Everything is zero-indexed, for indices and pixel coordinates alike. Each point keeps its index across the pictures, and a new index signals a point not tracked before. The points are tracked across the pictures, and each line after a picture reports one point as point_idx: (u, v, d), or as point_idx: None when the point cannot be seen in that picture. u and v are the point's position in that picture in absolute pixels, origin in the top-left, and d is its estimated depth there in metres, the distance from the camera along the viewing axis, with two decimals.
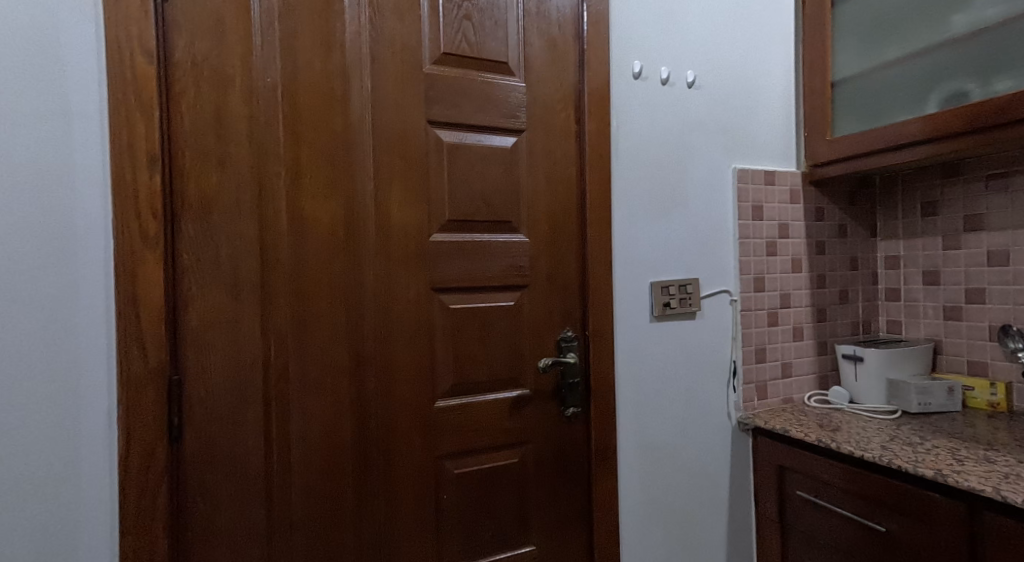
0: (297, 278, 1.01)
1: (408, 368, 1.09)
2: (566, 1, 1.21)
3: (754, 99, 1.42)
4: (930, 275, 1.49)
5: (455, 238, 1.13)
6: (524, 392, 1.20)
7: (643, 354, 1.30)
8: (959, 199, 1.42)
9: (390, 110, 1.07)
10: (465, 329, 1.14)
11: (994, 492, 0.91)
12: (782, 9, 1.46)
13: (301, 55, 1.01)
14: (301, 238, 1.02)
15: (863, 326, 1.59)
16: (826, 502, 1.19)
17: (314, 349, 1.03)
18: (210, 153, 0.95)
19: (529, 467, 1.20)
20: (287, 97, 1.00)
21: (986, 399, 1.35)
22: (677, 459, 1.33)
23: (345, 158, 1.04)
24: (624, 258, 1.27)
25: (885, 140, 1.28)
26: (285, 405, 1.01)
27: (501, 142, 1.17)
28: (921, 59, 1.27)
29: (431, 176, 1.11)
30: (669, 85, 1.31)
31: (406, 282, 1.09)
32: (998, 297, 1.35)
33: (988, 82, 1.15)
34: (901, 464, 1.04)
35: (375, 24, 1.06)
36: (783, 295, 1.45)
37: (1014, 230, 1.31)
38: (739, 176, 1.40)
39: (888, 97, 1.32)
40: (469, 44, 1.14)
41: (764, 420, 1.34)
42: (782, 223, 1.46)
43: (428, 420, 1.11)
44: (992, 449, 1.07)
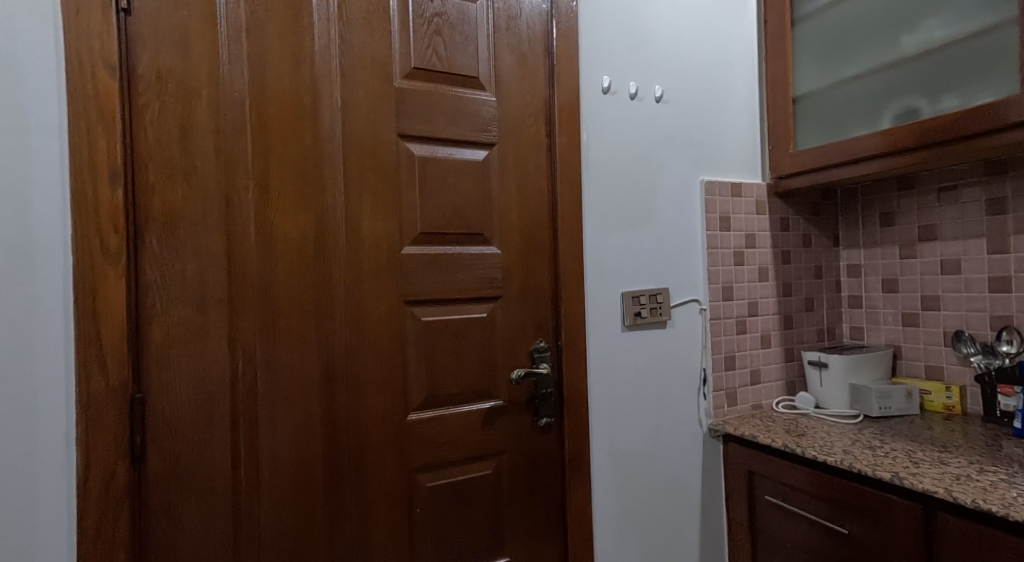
0: (266, 292, 1.00)
1: (380, 381, 1.09)
2: (535, 17, 1.23)
3: (720, 114, 1.47)
4: (888, 283, 1.55)
5: (427, 251, 1.13)
6: (497, 403, 1.20)
7: (616, 363, 1.31)
8: (914, 210, 1.48)
9: (361, 124, 1.07)
10: (438, 341, 1.14)
11: (946, 493, 0.94)
12: (745, 26, 1.51)
13: (270, 68, 1.01)
14: (270, 252, 1.01)
15: (828, 332, 1.64)
16: (793, 507, 1.22)
17: (284, 363, 1.02)
18: (175, 167, 0.94)
19: (503, 478, 1.20)
20: (255, 110, 1.00)
21: (942, 402, 1.40)
22: (650, 467, 1.35)
23: (315, 171, 1.04)
24: (596, 269, 1.29)
25: (843, 154, 1.33)
26: (254, 421, 1.00)
27: (472, 156, 1.18)
28: (875, 78, 1.32)
29: (402, 188, 1.11)
30: (637, 100, 1.35)
31: (378, 295, 1.09)
32: (952, 303, 1.41)
33: (936, 100, 1.21)
34: (861, 467, 1.07)
35: (345, 39, 1.06)
36: (750, 303, 1.49)
37: (965, 240, 1.38)
38: (706, 188, 1.44)
39: (846, 113, 1.37)
40: (440, 59, 1.15)
41: (734, 426, 1.37)
42: (749, 233, 1.50)
43: (401, 433, 1.11)
44: (946, 452, 1.12)
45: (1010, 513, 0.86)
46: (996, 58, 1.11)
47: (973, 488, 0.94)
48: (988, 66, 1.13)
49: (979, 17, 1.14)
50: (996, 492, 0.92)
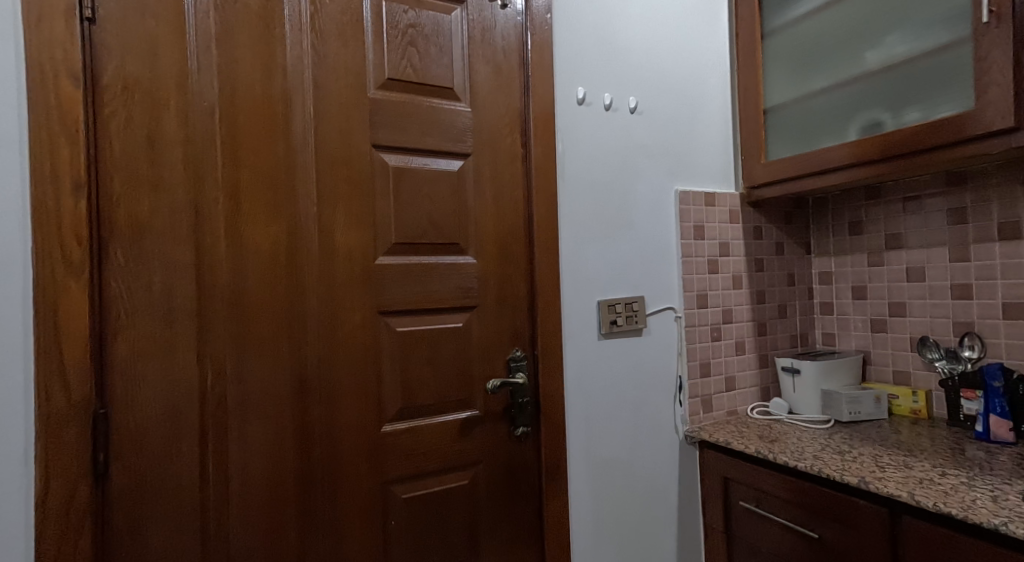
0: (237, 304, 0.99)
1: (354, 393, 1.08)
2: (510, 28, 1.24)
3: (693, 125, 1.49)
4: (858, 290, 1.58)
5: (403, 260, 1.13)
6: (474, 413, 1.20)
7: (592, 371, 1.32)
8: (881, 219, 1.52)
9: (334, 134, 1.07)
10: (414, 351, 1.14)
11: (909, 497, 0.97)
12: (716, 39, 1.54)
13: (240, 78, 1.00)
14: (241, 263, 1.00)
15: (801, 339, 1.67)
16: (766, 512, 1.24)
17: (255, 376, 1.00)
18: (142, 177, 0.93)
19: (480, 488, 1.20)
20: (225, 119, 0.99)
21: (909, 406, 1.43)
22: (627, 474, 1.36)
23: (288, 181, 1.03)
24: (572, 277, 1.30)
25: (812, 165, 1.37)
26: (223, 435, 0.98)
27: (447, 166, 1.18)
28: (840, 91, 1.36)
29: (377, 199, 1.11)
30: (612, 111, 1.36)
31: (352, 305, 1.08)
32: (917, 310, 1.45)
33: (899, 114, 1.25)
34: (830, 472, 1.09)
35: (318, 49, 1.06)
36: (724, 311, 1.51)
37: (929, 248, 1.42)
38: (681, 198, 1.46)
39: (815, 125, 1.41)
40: (414, 69, 1.15)
41: (709, 433, 1.39)
42: (723, 241, 1.52)
43: (376, 445, 1.10)
44: (911, 455, 1.14)
45: (969, 515, 0.89)
46: (953, 74, 1.15)
47: (935, 491, 0.97)
48: (945, 81, 1.16)
49: (936, 34, 1.18)
50: (957, 495, 0.95)
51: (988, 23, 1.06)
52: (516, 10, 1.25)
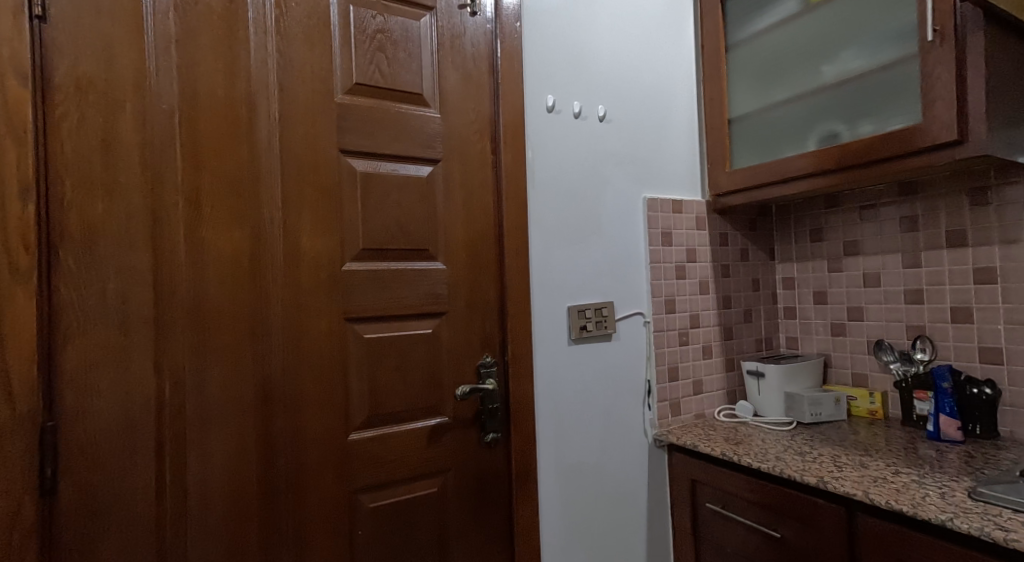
0: (197, 311, 0.97)
1: (320, 401, 1.07)
2: (479, 36, 1.25)
3: (660, 134, 1.52)
4: (819, 295, 1.63)
5: (372, 266, 1.12)
6: (443, 420, 1.19)
7: (562, 376, 1.33)
8: (840, 227, 1.57)
9: (300, 139, 1.06)
10: (383, 358, 1.13)
11: (864, 495, 1.00)
12: (682, 50, 1.58)
13: (202, 80, 0.98)
14: (202, 270, 0.98)
15: (766, 343, 1.71)
16: (732, 513, 1.27)
17: (216, 384, 0.98)
18: (95, 180, 0.90)
19: (449, 495, 1.19)
20: (185, 122, 0.97)
21: (866, 407, 1.48)
22: (597, 478, 1.37)
23: (252, 186, 1.02)
24: (542, 283, 1.31)
25: (773, 174, 1.41)
26: (181, 446, 0.95)
27: (417, 172, 1.18)
28: (800, 103, 1.40)
29: (344, 204, 1.10)
30: (581, 119, 1.38)
31: (318, 312, 1.07)
32: (874, 314, 1.50)
33: (854, 125, 1.29)
34: (790, 473, 1.12)
35: (284, 53, 1.05)
36: (692, 316, 1.54)
37: (885, 255, 1.47)
38: (649, 205, 1.48)
39: (776, 135, 1.45)
40: (383, 75, 1.14)
41: (676, 436, 1.41)
42: (690, 248, 1.55)
43: (342, 454, 1.08)
44: (867, 455, 1.18)
45: (919, 512, 0.92)
46: (903, 88, 1.20)
47: (888, 490, 1.00)
48: (896, 95, 1.21)
49: (888, 50, 1.22)
50: (908, 492, 0.98)
51: (933, 41, 1.11)
52: (485, 17, 1.26)
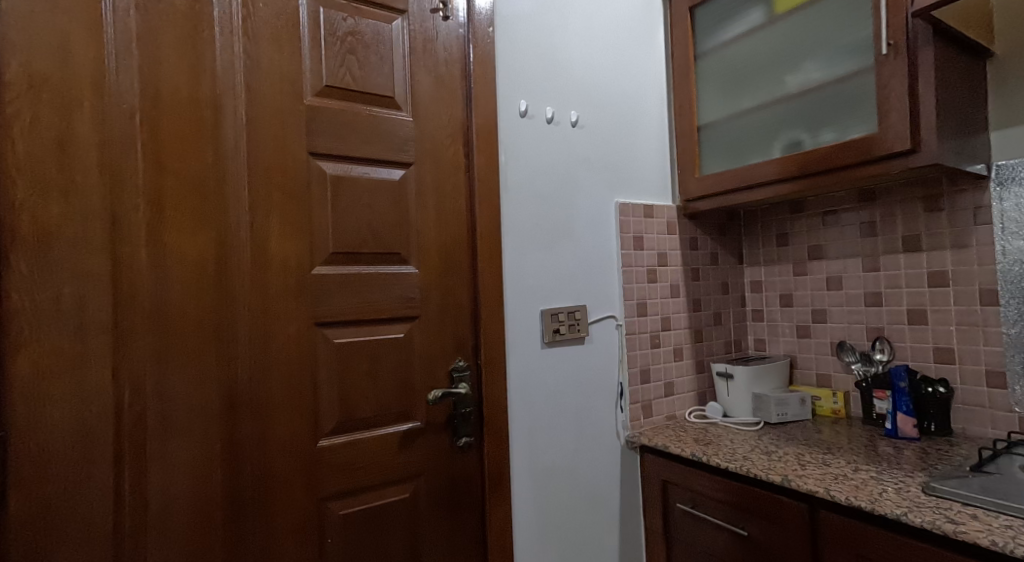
0: (159, 316, 0.95)
1: (288, 407, 1.05)
2: (452, 40, 1.26)
3: (632, 139, 1.54)
4: (785, 298, 1.67)
5: (342, 270, 1.11)
6: (415, 424, 1.19)
7: (535, 379, 1.34)
8: (804, 231, 1.62)
9: (268, 141, 1.05)
10: (353, 363, 1.12)
11: (825, 492, 1.03)
12: (652, 57, 1.61)
13: (165, 80, 0.96)
14: (164, 274, 0.95)
15: (735, 345, 1.74)
16: (701, 512, 1.29)
17: (179, 391, 0.96)
18: (50, 182, 0.88)
19: (421, 500, 1.19)
20: (147, 123, 0.95)
21: (830, 407, 1.52)
22: (569, 480, 1.38)
23: (217, 188, 1.00)
24: (515, 287, 1.31)
25: (740, 180, 1.44)
26: (142, 455, 0.93)
27: (389, 175, 1.18)
28: (765, 111, 1.44)
29: (314, 207, 1.09)
30: (553, 124, 1.40)
31: (287, 316, 1.05)
32: (837, 316, 1.54)
33: (816, 133, 1.33)
34: (756, 472, 1.15)
35: (251, 54, 1.03)
36: (663, 318, 1.56)
37: (847, 258, 1.52)
38: (621, 209, 1.50)
39: (743, 141, 1.49)
40: (354, 78, 1.14)
41: (648, 437, 1.43)
42: (661, 252, 1.58)
43: (311, 460, 1.07)
44: (830, 453, 1.22)
45: (876, 507, 0.95)
46: (861, 99, 1.24)
47: (848, 486, 1.03)
48: (854, 105, 1.26)
49: (846, 62, 1.27)
50: (866, 488, 1.01)
51: (887, 55, 1.15)
52: (458, 22, 1.26)
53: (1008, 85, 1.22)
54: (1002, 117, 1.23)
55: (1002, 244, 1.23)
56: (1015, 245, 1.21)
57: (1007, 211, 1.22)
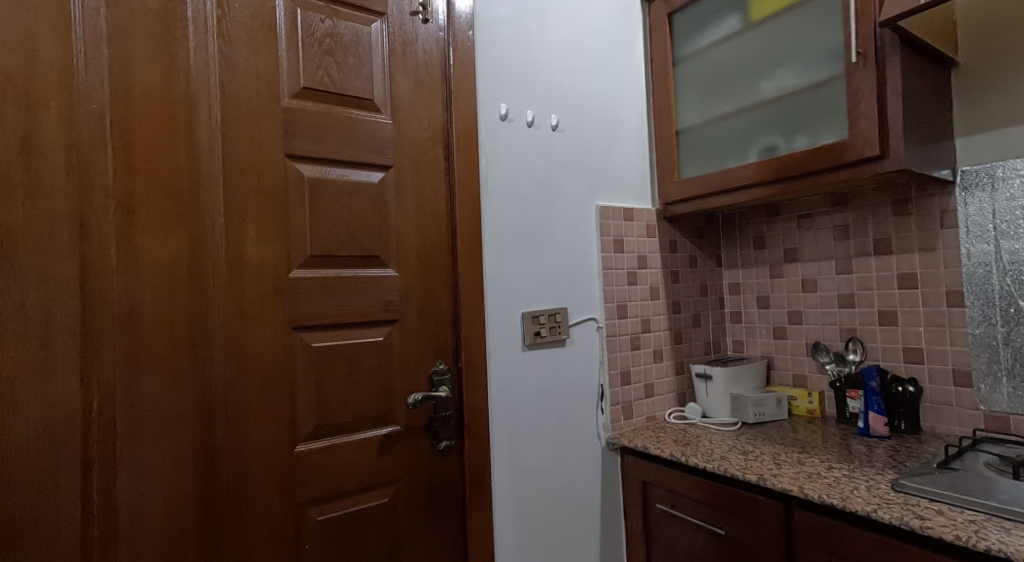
0: (129, 321, 0.93)
1: (264, 412, 1.04)
2: (431, 42, 1.25)
3: (611, 143, 1.56)
4: (762, 300, 1.70)
5: (320, 273, 1.10)
6: (395, 428, 1.18)
7: (516, 382, 1.34)
8: (780, 234, 1.64)
9: (244, 143, 1.03)
10: (332, 367, 1.11)
11: (799, 491, 1.04)
12: (631, 61, 1.62)
13: (136, 80, 0.95)
14: (135, 278, 0.94)
15: (714, 346, 1.76)
16: (680, 512, 1.30)
17: (151, 397, 0.94)
18: (16, 183, 0.86)
19: (401, 505, 1.18)
20: (117, 124, 0.93)
21: (806, 407, 1.54)
22: (550, 482, 1.38)
23: (191, 191, 0.99)
24: (495, 290, 1.31)
25: (717, 184, 1.46)
26: (112, 462, 0.91)
27: (368, 178, 1.17)
28: (740, 116, 1.46)
29: (291, 210, 1.08)
30: (533, 128, 1.40)
31: (263, 320, 1.04)
32: (812, 318, 1.57)
33: (791, 139, 1.36)
34: (733, 471, 1.16)
35: (226, 54, 1.02)
36: (643, 321, 1.58)
37: (821, 261, 1.55)
38: (601, 212, 1.51)
39: (720, 145, 1.51)
40: (332, 80, 1.13)
41: (628, 438, 1.44)
42: (640, 254, 1.59)
43: (289, 466, 1.06)
44: (805, 452, 1.24)
45: (847, 505, 0.97)
46: (833, 106, 1.27)
47: (821, 484, 1.05)
48: (826, 111, 1.28)
49: (818, 69, 1.29)
50: (839, 486, 1.03)
51: (857, 63, 1.18)
52: (437, 25, 1.26)
53: (972, 93, 1.26)
54: (966, 124, 1.27)
55: (967, 247, 1.26)
56: (979, 248, 1.24)
57: (971, 214, 1.25)
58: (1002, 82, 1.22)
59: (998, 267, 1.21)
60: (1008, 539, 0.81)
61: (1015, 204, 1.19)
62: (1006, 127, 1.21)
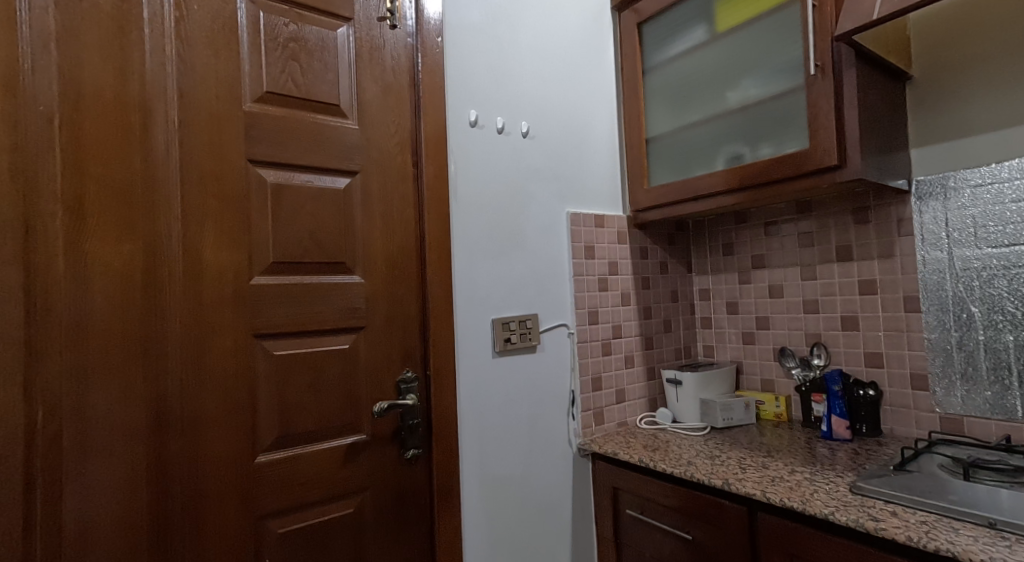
0: (78, 331, 0.90)
1: (223, 423, 1.01)
2: (399, 47, 1.25)
3: (581, 150, 1.57)
4: (731, 305, 1.72)
5: (283, 280, 1.08)
6: (361, 437, 1.16)
7: (486, 389, 1.33)
8: (748, 241, 1.67)
9: (203, 148, 1.01)
10: (295, 376, 1.09)
11: (761, 495, 1.06)
12: (601, 69, 1.64)
13: (88, 82, 0.92)
14: (85, 285, 0.91)
15: (685, 351, 1.78)
16: (649, 518, 1.31)
17: (101, 408, 0.91)
18: None
19: (367, 515, 1.16)
20: (67, 127, 0.90)
21: (773, 410, 1.57)
22: (521, 489, 1.37)
23: (147, 196, 0.96)
24: (465, 296, 1.30)
25: (685, 192, 1.49)
26: (56, 478, 0.88)
27: (333, 183, 1.15)
28: (707, 125, 1.48)
29: (252, 216, 1.06)
30: (504, 134, 1.40)
31: (223, 328, 1.02)
32: (779, 323, 1.60)
33: (755, 148, 1.38)
34: (699, 476, 1.17)
35: (184, 57, 1.00)
36: (614, 326, 1.59)
37: (787, 267, 1.58)
38: (572, 219, 1.52)
39: (688, 153, 1.53)
40: (296, 84, 1.12)
41: (599, 444, 1.44)
42: (612, 261, 1.60)
43: (249, 477, 1.03)
44: (769, 456, 1.25)
45: (807, 507, 0.99)
46: (794, 116, 1.30)
47: (783, 488, 1.07)
48: (788, 121, 1.31)
49: (779, 81, 1.32)
50: (799, 489, 1.05)
51: (815, 75, 1.21)
52: (406, 31, 1.26)
53: (925, 106, 1.30)
54: (920, 135, 1.31)
55: (922, 254, 1.30)
56: (933, 255, 1.28)
57: (926, 223, 1.30)
58: (953, 95, 1.26)
59: (952, 274, 1.26)
60: (956, 539, 0.83)
61: (966, 213, 1.24)
62: (957, 139, 1.25)
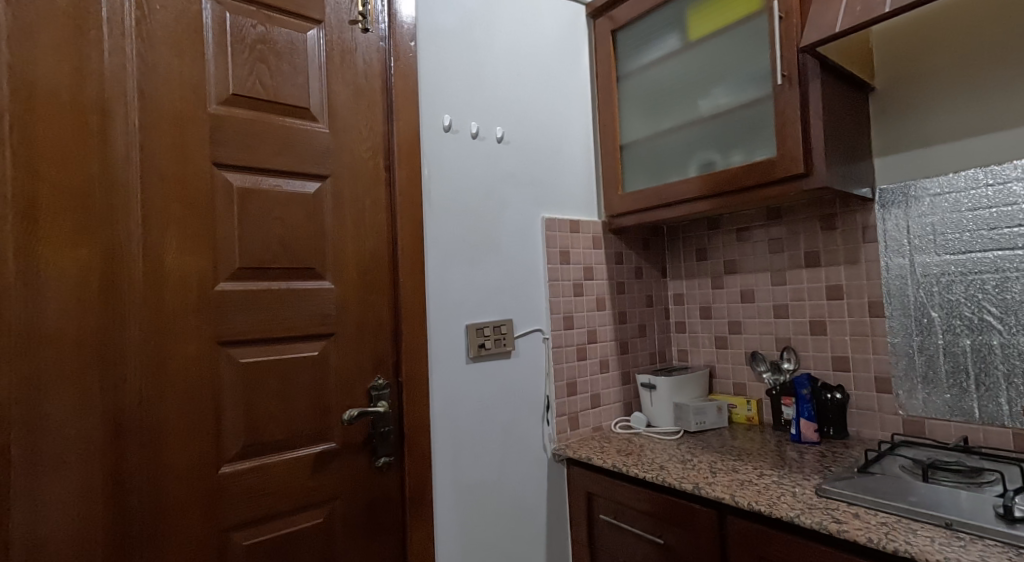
0: (31, 339, 0.87)
1: (185, 432, 0.99)
2: (371, 50, 1.24)
3: (556, 156, 1.57)
4: (704, 310, 1.74)
5: (250, 286, 1.06)
6: (331, 445, 1.14)
7: (459, 395, 1.32)
8: (720, 246, 1.69)
9: (166, 151, 0.99)
10: (263, 383, 1.07)
11: (730, 498, 1.07)
12: (575, 75, 1.64)
13: (43, 83, 0.89)
14: (38, 291, 0.88)
15: (659, 355, 1.79)
16: (622, 522, 1.31)
17: (55, 418, 0.88)
18: None
19: (336, 524, 1.14)
20: (20, 128, 0.88)
21: (744, 414, 1.59)
22: (495, 496, 1.37)
23: (106, 200, 0.94)
24: (439, 301, 1.30)
25: (658, 198, 1.50)
26: (6, 491, 0.84)
27: (303, 188, 1.14)
28: (679, 132, 1.50)
29: (218, 220, 1.03)
30: (478, 139, 1.40)
31: (186, 336, 0.99)
32: (750, 327, 1.62)
33: (727, 155, 1.40)
34: (670, 481, 1.18)
35: (146, 58, 0.98)
36: (589, 331, 1.59)
37: (758, 272, 1.60)
38: (546, 224, 1.52)
39: (661, 160, 1.54)
40: (265, 87, 1.10)
41: (573, 450, 1.45)
42: (587, 265, 1.61)
43: (213, 488, 1.01)
44: (740, 460, 1.27)
45: (773, 510, 1.00)
46: (763, 124, 1.32)
47: (751, 491, 1.08)
48: (758, 129, 1.33)
49: (749, 90, 1.34)
50: (767, 493, 1.06)
51: (782, 85, 1.23)
52: (378, 34, 1.25)
53: (888, 115, 1.33)
54: (884, 144, 1.34)
55: (886, 261, 1.33)
56: (896, 262, 1.32)
57: (889, 230, 1.33)
58: (915, 105, 1.30)
59: (913, 280, 1.29)
60: (914, 540, 0.85)
61: (926, 221, 1.27)
62: (917, 148, 1.29)
